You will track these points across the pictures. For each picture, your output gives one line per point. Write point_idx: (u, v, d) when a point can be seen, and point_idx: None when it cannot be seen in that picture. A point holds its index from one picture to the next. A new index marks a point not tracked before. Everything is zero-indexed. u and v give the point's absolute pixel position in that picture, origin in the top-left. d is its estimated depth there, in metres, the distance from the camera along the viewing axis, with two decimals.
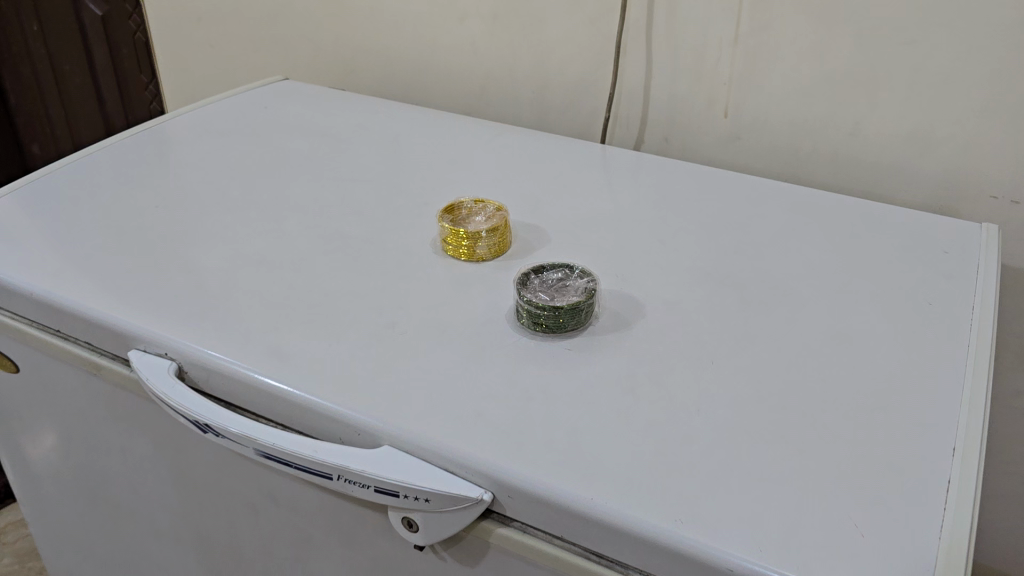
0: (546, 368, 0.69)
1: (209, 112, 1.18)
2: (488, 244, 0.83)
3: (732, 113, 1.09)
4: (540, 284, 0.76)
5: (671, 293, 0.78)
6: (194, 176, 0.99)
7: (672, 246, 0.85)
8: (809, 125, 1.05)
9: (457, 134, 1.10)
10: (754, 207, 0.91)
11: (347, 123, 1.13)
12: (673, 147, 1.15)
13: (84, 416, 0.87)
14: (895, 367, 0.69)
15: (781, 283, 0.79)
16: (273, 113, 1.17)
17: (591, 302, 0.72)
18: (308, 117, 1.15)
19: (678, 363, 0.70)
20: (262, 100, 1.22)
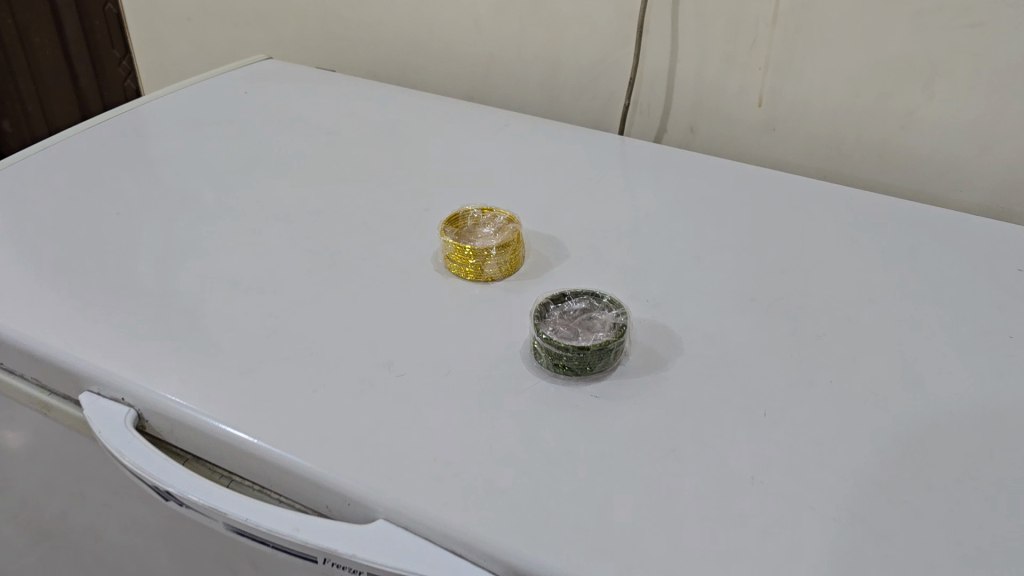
0: (569, 421, 0.59)
1: (182, 98, 1.06)
2: (498, 262, 0.73)
3: (767, 103, 0.97)
4: (561, 316, 0.65)
5: (711, 324, 0.67)
6: (163, 176, 0.88)
7: (708, 264, 0.74)
8: (855, 116, 0.93)
9: (460, 125, 0.99)
10: (799, 215, 0.80)
11: (338, 112, 1.02)
12: (699, 138, 1.04)
13: (40, 456, 0.77)
14: (980, 420, 0.59)
15: (837, 311, 0.68)
16: (254, 99, 1.05)
17: (621, 340, 0.61)
18: (294, 104, 1.04)
19: (723, 415, 0.59)
20: (242, 84, 1.10)
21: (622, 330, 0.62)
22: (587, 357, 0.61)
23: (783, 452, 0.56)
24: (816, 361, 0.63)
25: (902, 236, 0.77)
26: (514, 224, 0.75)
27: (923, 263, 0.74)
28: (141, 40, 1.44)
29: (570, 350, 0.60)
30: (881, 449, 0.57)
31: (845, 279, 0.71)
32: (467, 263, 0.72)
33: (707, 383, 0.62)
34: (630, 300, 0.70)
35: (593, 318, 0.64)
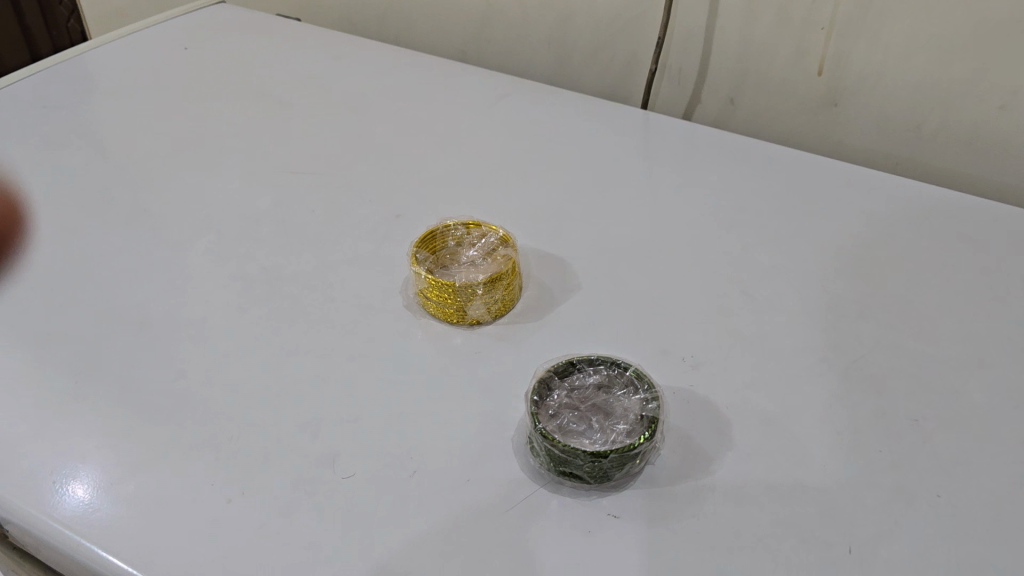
0: (575, 553, 0.43)
1: (111, 55, 0.87)
2: (487, 301, 0.55)
3: (828, 72, 0.77)
4: (569, 396, 0.47)
5: (767, 399, 0.50)
6: (72, 165, 0.71)
7: (760, 304, 0.57)
8: (942, 91, 0.73)
9: (447, 98, 0.80)
10: (874, 232, 0.62)
11: (299, 80, 0.83)
12: (741, 113, 0.85)
13: None
14: None
15: (935, 381, 0.51)
16: (198, 59, 0.86)
17: (651, 438, 0.44)
18: (247, 68, 0.85)
19: (787, 550, 0.43)
20: (187, 37, 0.90)
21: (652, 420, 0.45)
22: (603, 462, 0.44)
23: None
24: (910, 464, 0.47)
25: (1013, 268, 0.59)
26: (508, 248, 0.57)
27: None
28: None
29: (579, 454, 0.43)
30: None
31: (943, 332, 0.54)
32: (446, 302, 0.55)
33: (763, 495, 0.45)
34: (660, 360, 0.53)
35: (613, 401, 0.47)
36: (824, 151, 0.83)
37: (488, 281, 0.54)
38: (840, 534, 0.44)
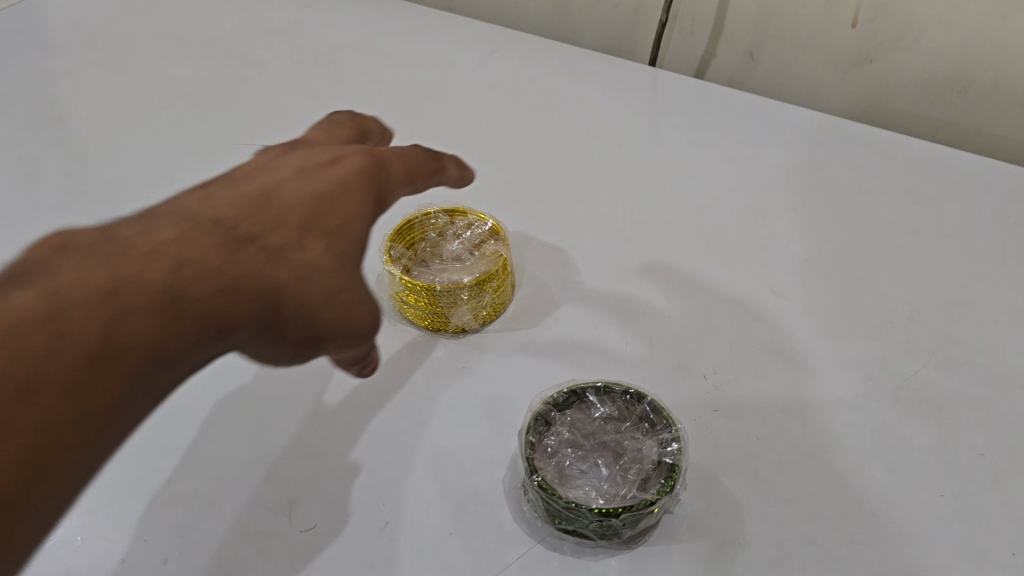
0: None
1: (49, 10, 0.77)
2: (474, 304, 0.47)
3: (864, 21, 0.67)
4: (573, 437, 0.40)
5: (805, 429, 0.43)
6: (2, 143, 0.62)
7: (793, 308, 0.49)
8: (996, 49, 0.63)
9: (429, 56, 0.70)
10: (921, 220, 0.54)
11: (262, 37, 0.73)
12: (760, 70, 0.75)
13: None
14: None
15: (1001, 405, 0.43)
16: (150, 16, 0.77)
17: (671, 492, 0.36)
18: (203, 23, 0.75)
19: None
20: None
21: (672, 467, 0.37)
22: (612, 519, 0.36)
23: None
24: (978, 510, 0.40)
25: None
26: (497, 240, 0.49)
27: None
28: None
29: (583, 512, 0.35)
30: None
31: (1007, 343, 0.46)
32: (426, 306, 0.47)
33: (805, 554, 0.38)
34: (676, 378, 0.45)
35: (627, 442, 0.39)
36: (856, 114, 0.74)
37: (477, 283, 0.46)
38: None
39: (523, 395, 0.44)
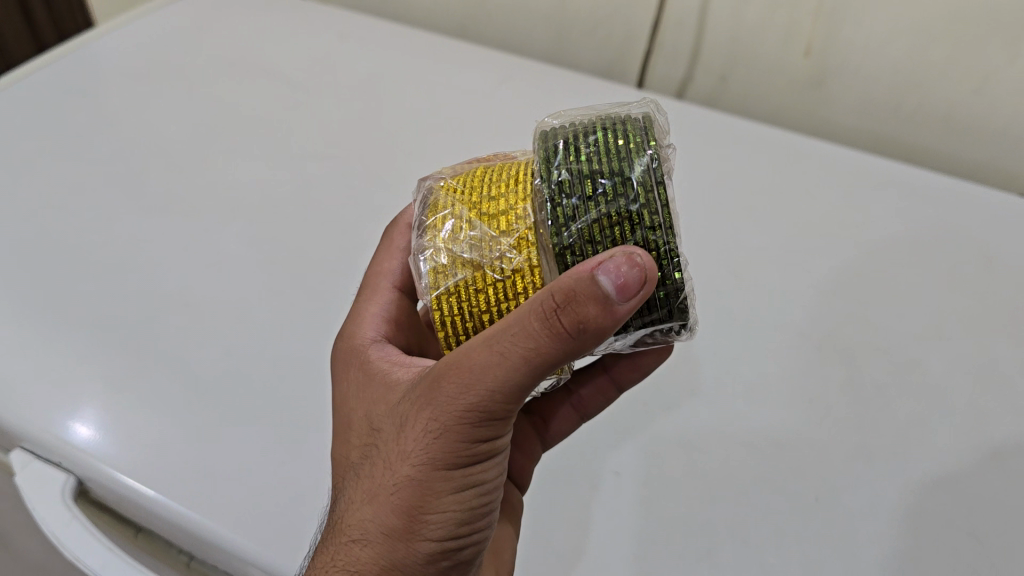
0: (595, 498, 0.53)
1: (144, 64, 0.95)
2: (482, 232, 0.41)
3: (816, 51, 0.82)
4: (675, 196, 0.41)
5: (753, 370, 0.60)
6: (130, 168, 0.79)
7: (748, 280, 0.65)
8: (919, 77, 0.79)
9: (460, 94, 0.88)
10: (848, 214, 0.71)
11: (325, 80, 0.91)
12: (732, 89, 0.90)
13: None
14: None
15: (896, 351, 0.60)
16: (231, 65, 0.94)
17: (545, 179, 0.40)
18: (274, 69, 0.94)
19: (768, 498, 0.53)
20: (216, 45, 0.98)
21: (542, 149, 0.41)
22: (619, 213, 0.38)
23: (831, 541, 0.51)
24: (874, 420, 0.57)
25: (970, 256, 0.67)
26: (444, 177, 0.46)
27: (996, 295, 0.64)
28: None
29: (574, 242, 0.39)
30: (949, 559, 0.50)
31: (904, 306, 0.63)
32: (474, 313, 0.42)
33: (747, 460, 0.55)
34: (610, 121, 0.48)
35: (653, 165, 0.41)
36: (808, 129, 0.89)
37: None
38: (808, 491, 0.53)
39: None
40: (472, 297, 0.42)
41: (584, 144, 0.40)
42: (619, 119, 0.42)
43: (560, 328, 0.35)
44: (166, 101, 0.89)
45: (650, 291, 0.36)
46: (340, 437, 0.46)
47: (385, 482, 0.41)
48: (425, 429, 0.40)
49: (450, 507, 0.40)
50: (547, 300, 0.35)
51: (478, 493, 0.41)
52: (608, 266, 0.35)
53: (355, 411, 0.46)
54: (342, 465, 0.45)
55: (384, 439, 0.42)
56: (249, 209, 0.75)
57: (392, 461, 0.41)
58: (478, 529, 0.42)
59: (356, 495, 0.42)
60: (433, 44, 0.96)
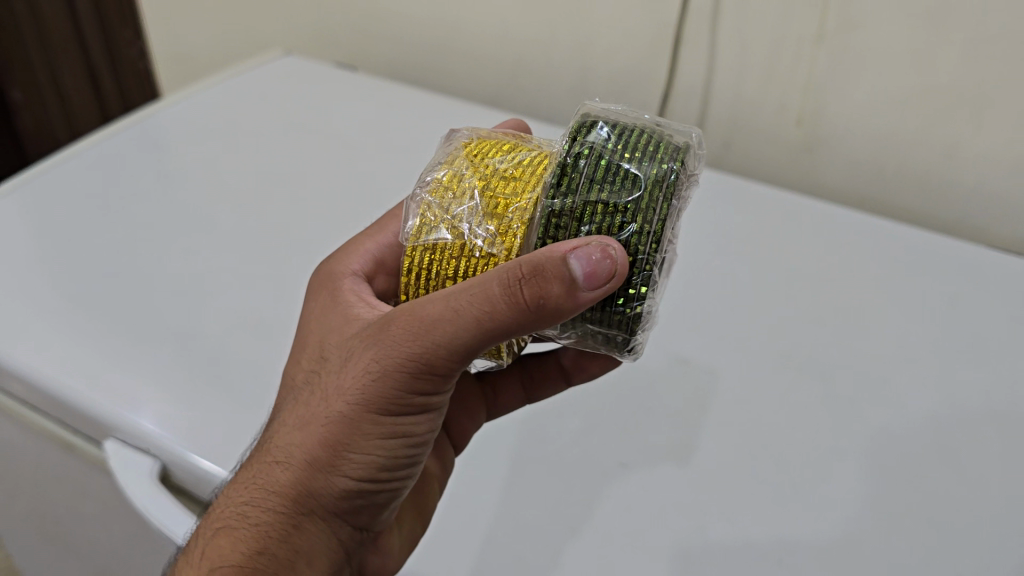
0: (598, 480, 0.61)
1: (218, 129, 1.09)
2: (480, 200, 0.50)
3: (806, 122, 0.94)
4: (673, 226, 0.50)
5: (742, 381, 0.68)
6: (204, 213, 0.92)
7: (740, 311, 0.75)
8: (900, 142, 0.90)
9: None
10: (832, 262, 0.81)
11: (375, 142, 1.04)
12: (735, 154, 1.02)
13: (58, 488, 0.80)
14: (1001, 497, 0.60)
15: (869, 370, 0.69)
16: (293, 129, 1.08)
17: (575, 153, 0.49)
18: (331, 132, 1.07)
19: (750, 482, 0.60)
20: (280, 112, 1.12)
21: (581, 130, 0.51)
22: (616, 207, 0.47)
23: (805, 518, 0.58)
24: (847, 424, 0.64)
25: (937, 297, 0.76)
26: (487, 142, 0.56)
27: (960, 328, 0.73)
28: (169, 32, 1.53)
29: (565, 210, 0.48)
30: (910, 536, 0.57)
31: (879, 335, 0.72)
32: (440, 261, 0.51)
33: (733, 453, 0.62)
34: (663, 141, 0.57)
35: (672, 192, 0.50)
36: (805, 190, 1.00)
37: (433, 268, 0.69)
38: (786, 480, 0.60)
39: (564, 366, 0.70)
40: (443, 249, 0.51)
41: (623, 144, 0.50)
42: (661, 139, 0.51)
43: (520, 296, 0.44)
44: (235, 159, 1.02)
45: (616, 285, 0.44)
46: (298, 362, 0.55)
47: (322, 411, 0.50)
48: (366, 374, 0.48)
49: (374, 447, 0.50)
50: (516, 270, 0.44)
51: (399, 442, 0.51)
52: (582, 253, 0.43)
53: (314, 342, 0.55)
54: (292, 387, 0.54)
55: (329, 373, 0.51)
56: (308, 249, 0.86)
57: (332, 395, 0.50)
58: (393, 473, 0.52)
59: (295, 414, 0.51)
60: (469, 112, 1.09)
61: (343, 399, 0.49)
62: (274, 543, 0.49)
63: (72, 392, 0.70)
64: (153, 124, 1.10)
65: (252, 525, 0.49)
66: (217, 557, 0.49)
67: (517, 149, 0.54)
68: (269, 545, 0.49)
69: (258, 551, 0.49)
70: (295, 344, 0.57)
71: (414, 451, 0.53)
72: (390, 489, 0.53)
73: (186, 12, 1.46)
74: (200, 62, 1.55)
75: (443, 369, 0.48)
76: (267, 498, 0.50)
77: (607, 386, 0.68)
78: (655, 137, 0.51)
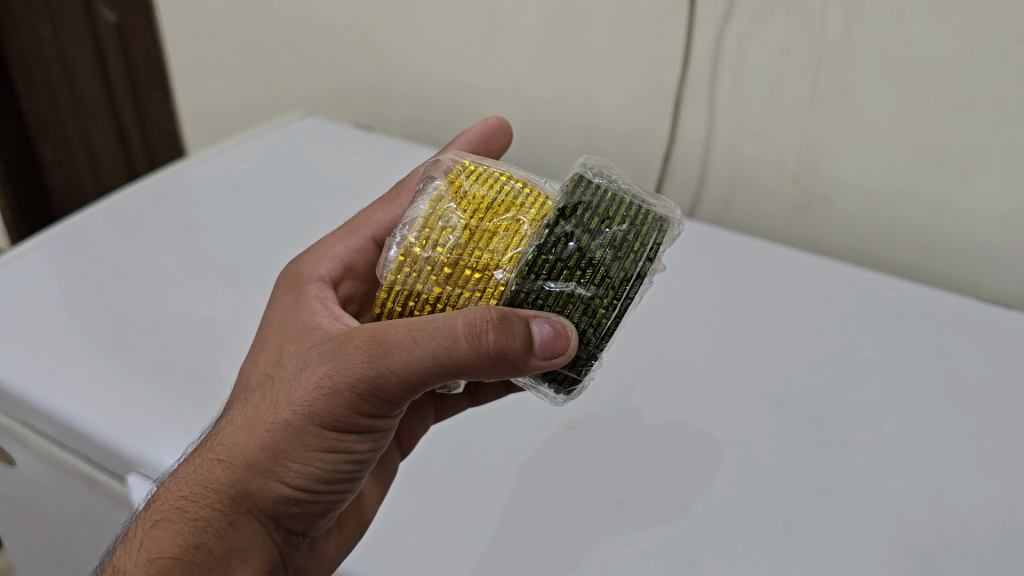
0: (598, 516, 0.64)
1: (242, 184, 1.15)
2: (468, 259, 0.52)
3: (801, 181, 0.98)
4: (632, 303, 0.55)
5: (737, 425, 0.71)
6: (228, 263, 0.97)
7: (737, 359, 0.78)
8: (892, 199, 0.94)
9: None
10: (826, 313, 0.84)
11: None
12: (734, 210, 1.06)
13: (81, 523, 0.84)
14: (988, 539, 0.62)
15: (860, 417, 0.72)
16: (313, 185, 1.13)
17: (557, 233, 0.52)
18: (350, 188, 1.12)
19: (743, 521, 0.63)
20: (301, 168, 1.18)
21: (568, 206, 0.52)
22: (583, 299, 0.52)
23: (797, 555, 0.60)
24: (838, 467, 0.67)
25: (927, 347, 0.80)
26: (478, 174, 0.56)
27: (949, 378, 0.76)
28: (195, 93, 1.60)
29: (532, 294, 0.52)
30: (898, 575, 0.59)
31: (870, 382, 0.75)
32: (413, 306, 0.54)
33: (727, 492, 0.65)
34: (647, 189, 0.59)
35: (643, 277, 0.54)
36: (802, 245, 1.04)
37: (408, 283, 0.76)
38: (779, 518, 0.63)
39: (567, 410, 0.73)
40: (419, 297, 0.54)
41: (607, 228, 0.52)
42: (648, 218, 0.53)
43: (487, 342, 0.48)
44: (258, 212, 1.07)
45: (563, 361, 0.51)
46: (254, 369, 0.61)
47: (273, 419, 0.56)
48: (320, 392, 0.54)
49: (314, 458, 0.56)
50: (486, 314, 0.49)
51: (337, 456, 0.58)
52: (542, 320, 0.50)
53: (272, 352, 0.61)
54: (244, 393, 0.60)
55: (282, 383, 0.57)
56: None
57: (284, 405, 0.56)
58: (327, 484, 0.59)
59: (246, 419, 0.57)
60: None
61: (295, 411, 0.55)
62: (211, 537, 0.54)
63: (101, 431, 0.74)
64: (182, 179, 1.16)
65: (192, 519, 0.54)
66: (154, 548, 0.53)
67: (506, 188, 0.55)
68: (207, 539, 0.54)
69: (195, 546, 0.53)
70: (252, 351, 0.64)
71: (351, 464, 0.60)
72: (323, 498, 0.60)
73: (213, 74, 1.53)
74: (225, 120, 1.62)
75: (391, 394, 0.54)
76: (212, 493, 0.55)
77: (605, 427, 0.71)
78: (642, 215, 0.53)
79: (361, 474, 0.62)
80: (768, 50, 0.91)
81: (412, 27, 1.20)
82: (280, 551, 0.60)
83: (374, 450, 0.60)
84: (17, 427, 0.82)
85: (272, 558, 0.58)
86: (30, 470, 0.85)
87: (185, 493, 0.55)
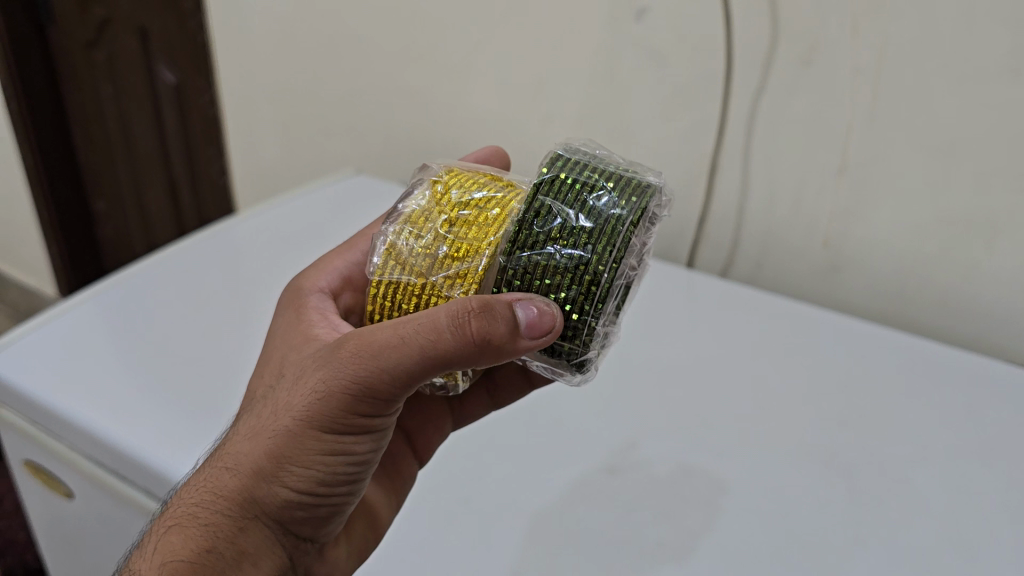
0: (637, 556, 0.67)
1: (295, 237, 1.21)
2: (445, 245, 0.60)
3: (831, 244, 1.03)
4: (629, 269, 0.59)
5: (771, 476, 0.74)
6: None
7: (770, 413, 0.81)
8: (921, 262, 0.98)
9: None
10: (857, 371, 0.88)
11: None
12: (766, 272, 1.10)
13: None
14: None
15: (890, 471, 0.74)
16: None
17: (534, 210, 0.58)
18: None
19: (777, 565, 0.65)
20: (352, 224, 1.24)
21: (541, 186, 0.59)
22: (565, 258, 0.57)
23: None
24: (868, 518, 0.70)
25: (956, 406, 0.82)
26: (457, 180, 0.64)
27: (977, 437, 0.78)
28: (248, 152, 1.69)
29: (521, 269, 0.57)
30: None
31: (901, 438, 0.78)
32: (402, 297, 0.61)
33: (761, 539, 0.68)
34: None
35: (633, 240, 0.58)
36: (832, 305, 1.08)
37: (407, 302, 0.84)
38: (810, 563, 0.66)
39: (607, 454, 0.77)
40: (406, 286, 0.61)
41: (579, 198, 0.58)
42: (621, 184, 0.59)
43: (469, 329, 0.54)
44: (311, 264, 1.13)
45: (552, 337, 0.55)
46: (258, 385, 0.67)
47: (274, 424, 0.60)
48: (315, 396, 0.59)
49: (315, 461, 0.61)
50: (468, 306, 0.54)
51: (337, 458, 0.62)
52: (523, 304, 0.54)
53: (277, 364, 0.67)
54: (251, 405, 0.65)
55: (283, 390, 0.62)
56: None
57: (285, 411, 0.60)
58: (329, 486, 0.63)
59: (250, 429, 0.62)
60: None
61: (293, 416, 0.60)
62: (221, 542, 0.59)
63: (162, 466, 0.79)
64: (236, 231, 1.22)
65: (204, 526, 0.59)
66: (169, 552, 0.58)
67: (483, 187, 0.63)
68: (217, 543, 0.59)
69: (206, 549, 0.58)
70: (258, 368, 0.69)
71: (353, 467, 0.64)
72: (326, 501, 0.64)
73: (266, 134, 1.62)
74: (273, 178, 1.70)
75: (385, 393, 0.58)
76: (222, 502, 0.60)
77: (643, 473, 0.75)
78: (616, 182, 0.59)
79: (363, 476, 0.66)
80: (798, 121, 0.97)
81: (462, 94, 1.27)
82: (289, 554, 0.64)
83: (374, 449, 0.65)
84: (78, 459, 0.87)
85: (281, 561, 0.63)
86: (87, 501, 0.90)
87: (196, 501, 0.60)
